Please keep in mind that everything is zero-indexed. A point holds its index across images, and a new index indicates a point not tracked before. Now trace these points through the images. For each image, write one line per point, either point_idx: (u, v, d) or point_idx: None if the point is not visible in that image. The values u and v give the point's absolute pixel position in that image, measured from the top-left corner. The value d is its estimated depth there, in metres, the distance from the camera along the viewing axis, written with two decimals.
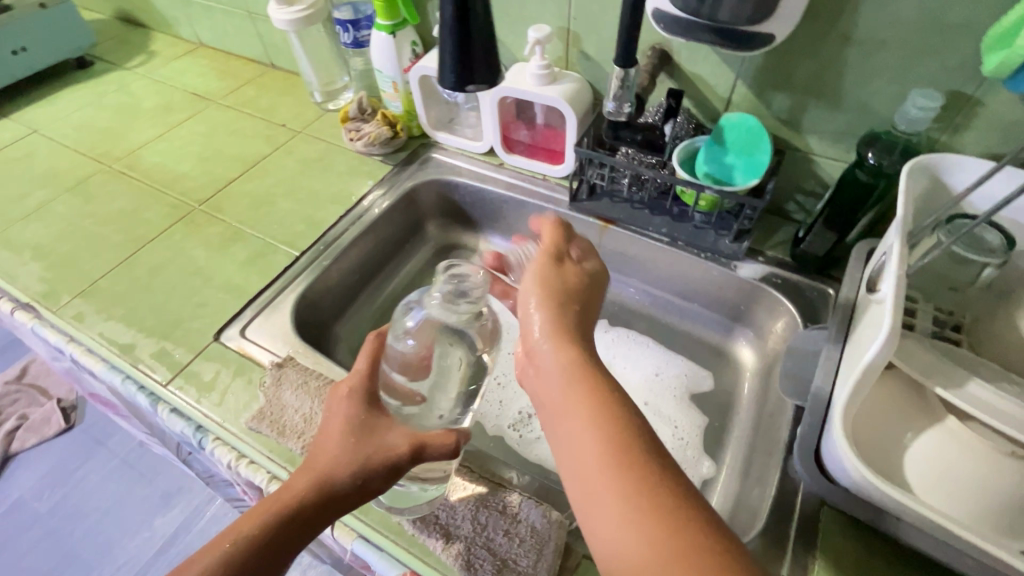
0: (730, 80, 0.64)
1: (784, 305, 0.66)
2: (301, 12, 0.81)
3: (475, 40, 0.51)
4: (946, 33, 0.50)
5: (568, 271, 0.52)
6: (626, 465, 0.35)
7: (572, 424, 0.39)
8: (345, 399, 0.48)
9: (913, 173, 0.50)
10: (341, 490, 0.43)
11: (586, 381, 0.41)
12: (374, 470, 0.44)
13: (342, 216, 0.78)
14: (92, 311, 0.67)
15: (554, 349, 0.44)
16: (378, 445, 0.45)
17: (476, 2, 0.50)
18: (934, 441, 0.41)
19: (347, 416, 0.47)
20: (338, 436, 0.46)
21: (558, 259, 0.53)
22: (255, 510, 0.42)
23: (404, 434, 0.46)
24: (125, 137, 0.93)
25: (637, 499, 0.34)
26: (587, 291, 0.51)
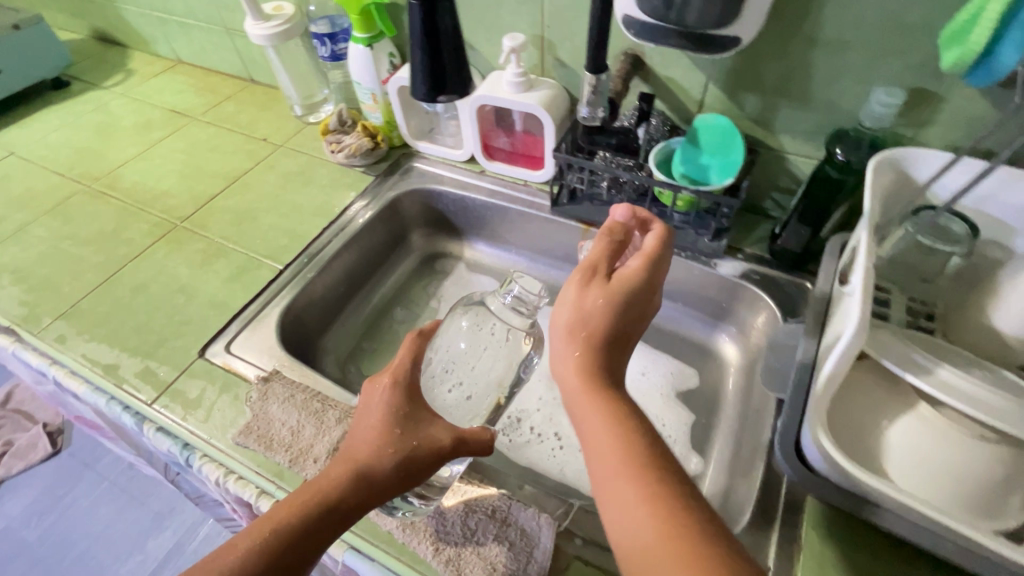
0: (702, 82, 0.65)
1: (763, 300, 0.67)
2: (277, 27, 0.81)
3: (446, 53, 0.53)
4: (905, 32, 0.52)
5: (602, 294, 0.46)
6: (643, 473, 0.37)
7: (591, 429, 0.41)
8: (386, 390, 0.49)
9: (880, 166, 0.51)
10: (377, 481, 0.44)
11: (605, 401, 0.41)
12: (417, 461, 0.45)
13: (325, 228, 0.78)
14: (74, 333, 0.67)
15: (571, 373, 0.44)
16: (422, 438, 0.46)
17: (443, 12, 0.51)
18: (908, 427, 0.42)
19: (390, 408, 0.47)
20: (380, 427, 0.46)
21: (586, 284, 0.47)
22: (293, 498, 0.42)
23: (446, 429, 0.47)
24: (104, 156, 0.93)
25: (653, 500, 0.35)
26: (619, 314, 0.46)
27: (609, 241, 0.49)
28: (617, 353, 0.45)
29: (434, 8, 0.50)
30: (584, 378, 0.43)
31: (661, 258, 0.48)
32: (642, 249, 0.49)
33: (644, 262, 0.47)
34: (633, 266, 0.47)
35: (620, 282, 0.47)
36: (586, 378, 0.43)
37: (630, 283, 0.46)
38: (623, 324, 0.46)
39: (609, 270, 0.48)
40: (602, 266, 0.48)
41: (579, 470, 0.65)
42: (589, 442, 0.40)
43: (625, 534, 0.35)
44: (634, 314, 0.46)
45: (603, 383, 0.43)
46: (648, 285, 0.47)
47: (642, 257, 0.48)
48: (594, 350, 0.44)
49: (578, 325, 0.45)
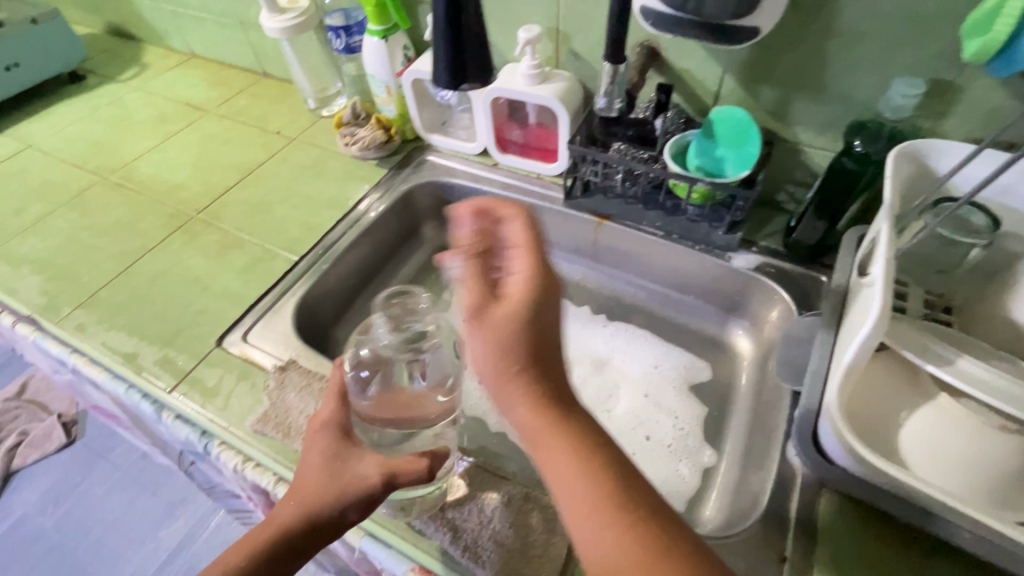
0: (718, 74, 0.65)
1: (778, 294, 0.67)
2: (291, 21, 0.82)
3: (469, 43, 0.53)
4: (925, 22, 0.51)
5: (495, 322, 0.38)
6: (614, 508, 0.33)
7: (554, 469, 0.36)
8: (319, 433, 0.48)
9: (898, 159, 0.51)
10: (319, 522, 0.44)
11: (554, 435, 0.36)
12: (351, 501, 0.44)
13: (338, 221, 0.79)
14: (94, 322, 0.68)
15: (520, 413, 0.38)
16: (350, 478, 0.45)
17: (468, 4, 0.51)
18: (928, 417, 0.42)
19: (320, 453, 0.47)
20: (313, 471, 0.46)
21: (478, 317, 0.38)
22: (244, 541, 0.43)
23: (376, 463, 0.45)
24: (119, 149, 0.94)
25: (624, 536, 0.32)
26: (532, 332, 0.38)
27: (475, 255, 0.40)
28: (553, 369, 0.39)
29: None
30: (535, 415, 0.37)
31: (541, 253, 0.40)
32: (518, 247, 0.40)
33: (530, 267, 0.39)
34: (517, 277, 0.39)
35: (510, 304, 0.38)
36: (537, 414, 0.37)
37: (525, 303, 0.38)
38: (544, 338, 0.38)
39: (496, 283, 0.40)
40: (485, 281, 0.40)
41: None
42: (560, 487, 0.36)
43: None
44: (551, 325, 0.39)
45: (557, 410, 0.37)
46: (545, 294, 0.39)
47: (524, 253, 0.40)
48: (532, 376, 0.38)
49: (502, 359, 0.37)
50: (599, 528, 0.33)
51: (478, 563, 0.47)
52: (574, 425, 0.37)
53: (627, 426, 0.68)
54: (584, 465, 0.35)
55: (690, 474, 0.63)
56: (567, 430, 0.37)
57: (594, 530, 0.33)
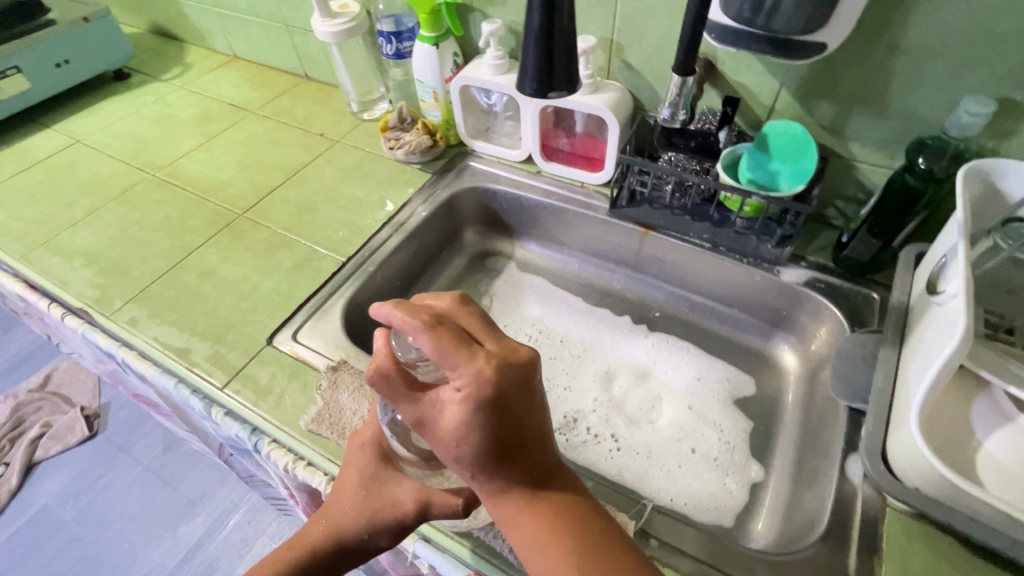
0: (774, 88, 0.65)
1: (829, 310, 0.66)
2: (343, 25, 0.83)
3: (558, 52, 0.53)
4: (994, 43, 0.51)
5: (438, 434, 0.36)
6: None
7: (527, 550, 0.38)
8: (360, 450, 0.47)
9: (967, 177, 0.51)
10: (349, 544, 0.44)
11: (523, 526, 0.38)
12: (383, 525, 0.43)
13: (384, 224, 0.79)
14: (145, 316, 0.68)
15: (494, 503, 0.39)
16: (385, 502, 0.44)
17: (563, 13, 0.51)
18: (1008, 439, 0.41)
19: (354, 477, 0.46)
20: (348, 491, 0.45)
21: (425, 429, 0.37)
22: (271, 556, 0.44)
23: (412, 490, 0.44)
24: (165, 147, 0.95)
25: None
26: (486, 439, 0.36)
27: (385, 376, 0.37)
28: (523, 457, 0.38)
29: (555, 9, 0.50)
30: (510, 503, 0.38)
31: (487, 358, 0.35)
32: (457, 366, 0.35)
33: (467, 391, 0.34)
34: (453, 398, 0.35)
35: (446, 423, 0.36)
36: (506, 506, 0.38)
37: (459, 426, 0.35)
38: (505, 436, 0.36)
39: (435, 402, 0.36)
40: (426, 399, 0.36)
41: (637, 471, 0.65)
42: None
43: None
44: (503, 431, 0.36)
45: (528, 493, 0.38)
46: (498, 404, 0.35)
47: (465, 374, 0.34)
48: (495, 471, 0.37)
49: (460, 462, 0.37)
50: None
51: None
52: (547, 511, 0.38)
53: (671, 438, 0.68)
54: (559, 556, 0.36)
55: (737, 490, 0.63)
56: (530, 521, 0.38)
57: None
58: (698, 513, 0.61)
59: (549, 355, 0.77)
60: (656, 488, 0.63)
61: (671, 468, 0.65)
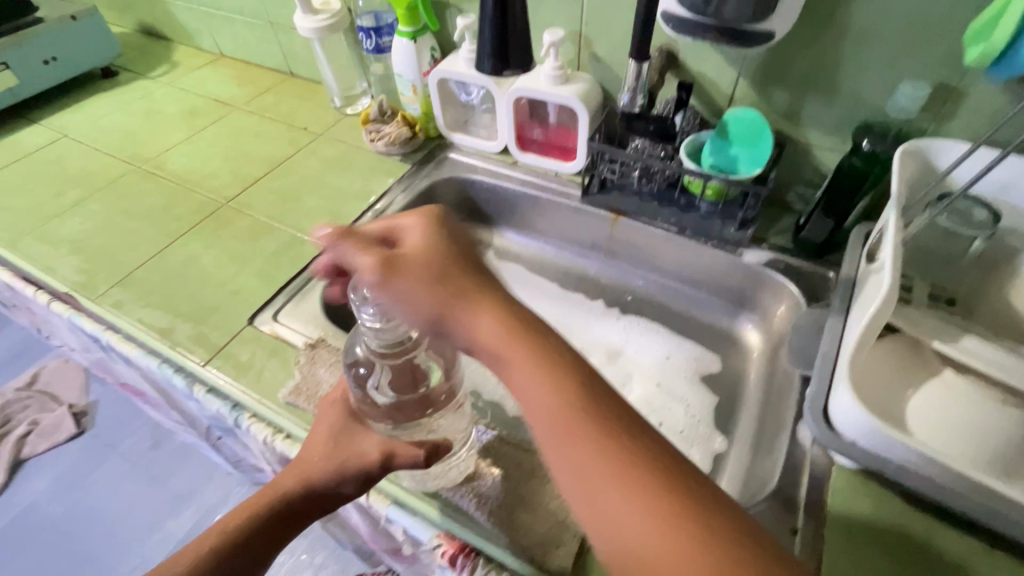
0: (733, 78, 0.68)
1: (788, 288, 0.69)
2: (325, 21, 0.86)
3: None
4: (930, 30, 0.55)
5: (408, 263, 0.45)
6: (577, 413, 0.36)
7: (520, 380, 0.39)
8: (330, 409, 0.51)
9: (905, 156, 0.54)
10: (318, 492, 0.46)
11: (516, 351, 0.40)
12: (349, 474, 0.46)
13: (364, 211, 0.82)
14: (130, 299, 0.70)
15: (491, 334, 0.41)
16: (352, 453, 0.47)
17: None
18: (932, 392, 0.44)
19: (324, 431, 0.49)
20: (319, 443, 0.48)
21: (391, 272, 0.45)
22: (243, 504, 0.46)
23: (377, 442, 0.47)
24: (152, 141, 0.97)
25: (592, 444, 0.35)
26: (448, 259, 0.45)
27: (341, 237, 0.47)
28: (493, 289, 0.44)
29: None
30: (498, 325, 0.41)
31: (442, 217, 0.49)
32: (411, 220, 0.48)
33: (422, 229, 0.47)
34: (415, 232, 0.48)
35: (413, 250, 0.46)
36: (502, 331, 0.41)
37: (423, 249, 0.46)
38: (463, 262, 0.45)
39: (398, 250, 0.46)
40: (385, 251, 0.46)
41: None
42: (524, 396, 0.39)
43: (572, 473, 0.35)
44: (464, 257, 0.46)
45: (520, 323, 0.41)
46: (455, 239, 0.47)
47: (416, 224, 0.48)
48: (473, 295, 0.43)
49: (437, 285, 0.44)
50: (568, 430, 0.36)
51: (501, 526, 0.50)
52: (532, 343, 0.40)
53: (640, 413, 0.70)
54: (546, 376, 0.38)
55: (701, 459, 0.66)
56: (524, 349, 0.40)
57: (564, 442, 0.36)
58: None
59: None
60: None
61: None
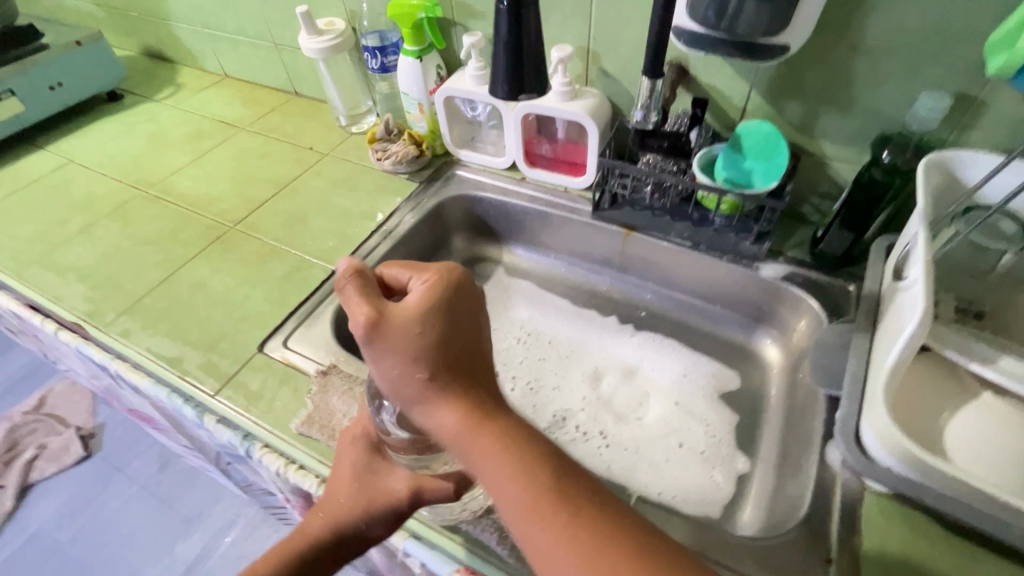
0: (745, 91, 0.67)
1: (807, 303, 0.68)
2: (329, 42, 0.86)
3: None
4: (949, 40, 0.54)
5: (394, 327, 0.41)
6: (544, 501, 0.36)
7: (484, 467, 0.39)
8: (351, 445, 0.49)
9: (929, 169, 0.53)
10: (345, 534, 0.45)
11: (480, 445, 0.39)
12: (379, 514, 0.45)
13: (372, 232, 0.81)
14: (138, 328, 0.70)
15: (453, 422, 0.40)
16: (379, 491, 0.46)
17: None
18: (971, 416, 0.43)
19: (346, 468, 0.48)
20: (343, 483, 0.47)
21: (380, 335, 0.40)
22: (269, 552, 0.44)
23: (405, 478, 0.46)
24: (158, 164, 0.97)
25: (563, 534, 0.34)
26: (435, 337, 0.41)
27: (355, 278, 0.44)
28: (468, 372, 0.42)
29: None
30: (461, 414, 0.40)
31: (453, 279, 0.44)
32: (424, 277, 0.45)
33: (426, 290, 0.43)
34: (418, 288, 0.44)
35: (405, 308, 0.42)
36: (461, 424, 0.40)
37: (416, 309, 0.41)
38: (451, 340, 0.41)
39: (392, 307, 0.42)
40: (378, 306, 0.42)
41: (625, 466, 0.66)
42: (491, 485, 0.38)
43: (546, 563, 0.35)
44: (452, 332, 0.41)
45: (480, 411, 0.40)
46: (449, 305, 0.42)
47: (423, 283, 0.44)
48: (444, 378, 0.40)
49: (415, 360, 0.40)
50: (537, 520, 0.35)
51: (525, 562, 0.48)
52: (496, 429, 0.39)
53: (659, 433, 0.69)
54: (512, 465, 0.38)
55: (724, 480, 0.64)
56: (487, 442, 0.39)
57: (534, 532, 0.35)
58: (686, 505, 0.62)
59: (537, 356, 0.78)
60: (645, 482, 0.64)
61: (658, 462, 0.66)
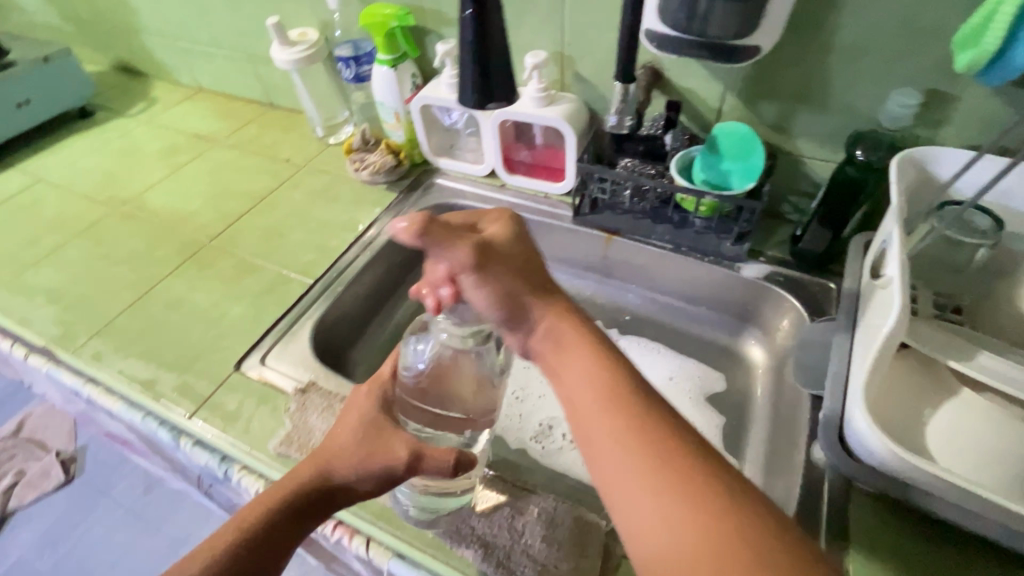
0: (720, 92, 0.67)
1: (789, 302, 0.68)
2: (303, 53, 0.85)
3: (494, 67, 0.57)
4: (918, 38, 0.54)
5: (493, 255, 0.48)
6: (610, 398, 0.40)
7: (568, 366, 0.44)
8: (364, 399, 0.50)
9: (901, 166, 0.53)
10: (339, 484, 0.45)
11: (567, 346, 0.45)
12: (374, 472, 0.45)
13: (351, 244, 0.80)
14: (111, 350, 0.68)
15: (551, 326, 0.46)
16: (379, 449, 0.45)
17: (493, 30, 0.55)
18: (950, 413, 0.43)
19: (361, 416, 0.49)
20: (347, 433, 0.47)
21: (486, 257, 0.48)
22: (260, 496, 0.44)
23: (405, 442, 0.45)
24: (131, 181, 0.95)
25: (615, 424, 0.38)
26: (522, 261, 0.49)
27: (424, 221, 0.47)
28: (555, 294, 0.49)
29: (485, 30, 0.54)
30: (561, 319, 0.46)
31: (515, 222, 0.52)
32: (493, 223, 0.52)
33: (505, 230, 0.51)
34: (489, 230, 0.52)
35: (499, 241, 0.50)
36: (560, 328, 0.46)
37: (515, 243, 0.50)
38: (530, 268, 0.49)
39: (486, 242, 0.49)
40: (475, 240, 0.48)
41: None
42: (570, 380, 0.43)
43: (600, 451, 0.38)
44: (531, 262, 0.50)
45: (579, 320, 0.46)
46: (524, 244, 0.51)
47: (498, 226, 0.51)
48: (540, 296, 0.48)
49: (516, 281, 0.48)
50: (603, 413, 0.39)
51: None
52: (582, 337, 0.45)
53: None
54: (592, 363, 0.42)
55: None
56: (573, 346, 0.44)
57: (596, 421, 0.39)
58: None
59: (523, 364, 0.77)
60: None
61: None
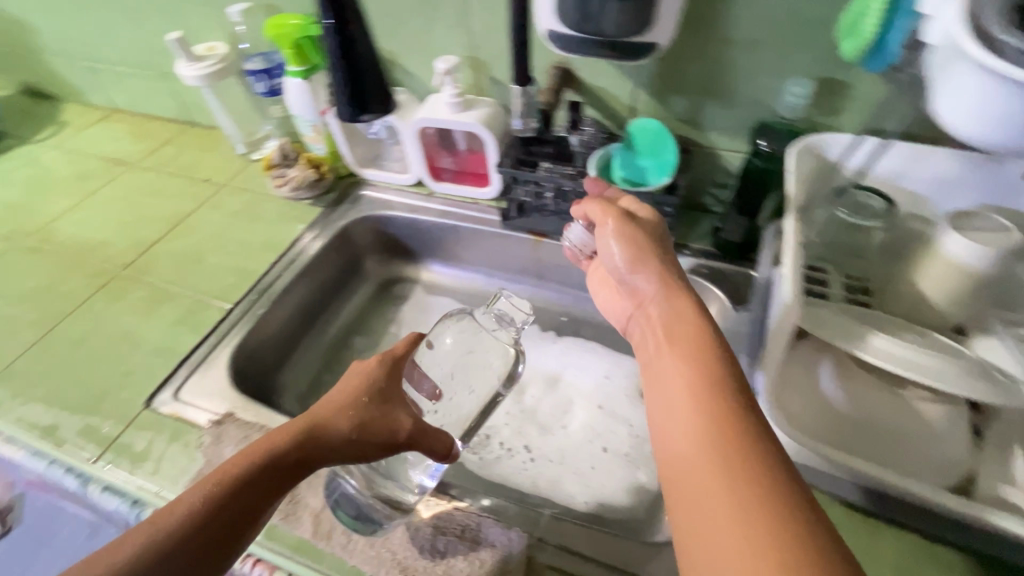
0: (631, 89, 0.68)
1: (712, 292, 0.67)
2: (210, 67, 0.82)
3: (367, 78, 0.61)
4: (808, 28, 0.55)
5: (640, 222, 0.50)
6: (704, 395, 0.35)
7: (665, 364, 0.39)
8: (372, 364, 0.48)
9: (796, 156, 0.55)
10: (328, 443, 0.43)
11: (681, 334, 0.40)
12: (371, 440, 0.43)
13: (274, 263, 0.77)
14: (8, 397, 0.63)
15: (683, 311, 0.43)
16: (384, 419, 0.44)
17: (359, 40, 0.59)
18: (848, 393, 0.44)
19: (366, 377, 0.47)
20: (349, 397, 0.46)
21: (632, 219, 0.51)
22: (251, 444, 0.42)
23: (410, 416, 0.45)
24: (36, 212, 0.89)
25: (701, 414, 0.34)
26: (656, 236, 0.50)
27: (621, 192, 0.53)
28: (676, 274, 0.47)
29: (350, 40, 0.58)
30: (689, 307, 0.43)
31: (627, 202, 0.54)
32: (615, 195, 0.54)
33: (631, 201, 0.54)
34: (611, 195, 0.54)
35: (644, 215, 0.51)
36: (661, 316, 0.43)
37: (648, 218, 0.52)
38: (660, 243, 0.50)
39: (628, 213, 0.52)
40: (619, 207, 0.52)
41: (550, 479, 0.64)
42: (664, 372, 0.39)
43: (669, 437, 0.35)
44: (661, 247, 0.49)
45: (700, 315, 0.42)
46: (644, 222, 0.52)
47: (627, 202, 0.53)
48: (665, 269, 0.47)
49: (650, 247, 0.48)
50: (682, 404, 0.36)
51: None
52: (694, 329, 0.40)
53: (584, 440, 0.68)
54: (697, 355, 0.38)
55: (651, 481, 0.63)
56: (689, 334, 0.40)
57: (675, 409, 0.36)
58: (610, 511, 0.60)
59: None
60: (570, 493, 0.63)
61: (584, 471, 0.64)
